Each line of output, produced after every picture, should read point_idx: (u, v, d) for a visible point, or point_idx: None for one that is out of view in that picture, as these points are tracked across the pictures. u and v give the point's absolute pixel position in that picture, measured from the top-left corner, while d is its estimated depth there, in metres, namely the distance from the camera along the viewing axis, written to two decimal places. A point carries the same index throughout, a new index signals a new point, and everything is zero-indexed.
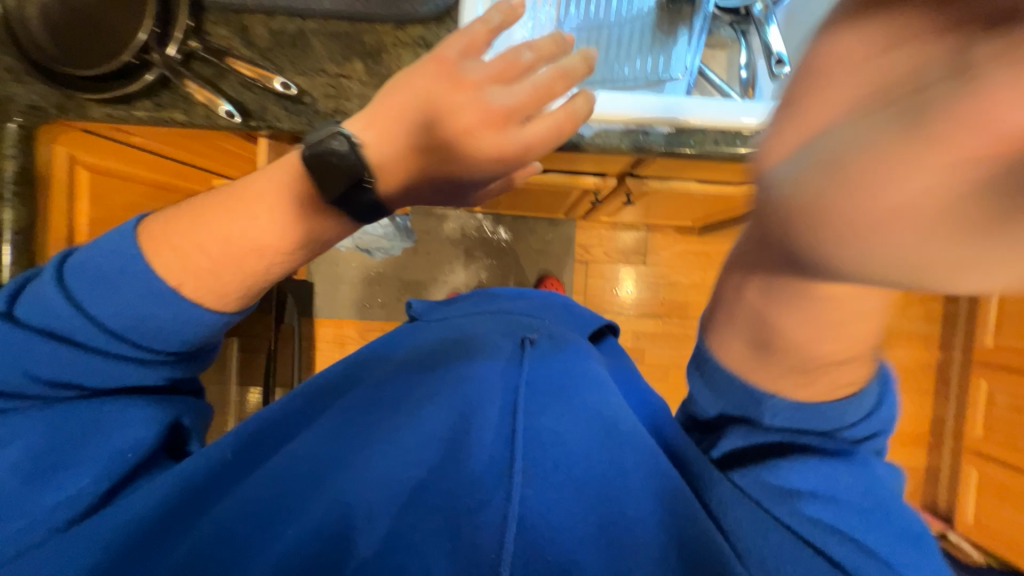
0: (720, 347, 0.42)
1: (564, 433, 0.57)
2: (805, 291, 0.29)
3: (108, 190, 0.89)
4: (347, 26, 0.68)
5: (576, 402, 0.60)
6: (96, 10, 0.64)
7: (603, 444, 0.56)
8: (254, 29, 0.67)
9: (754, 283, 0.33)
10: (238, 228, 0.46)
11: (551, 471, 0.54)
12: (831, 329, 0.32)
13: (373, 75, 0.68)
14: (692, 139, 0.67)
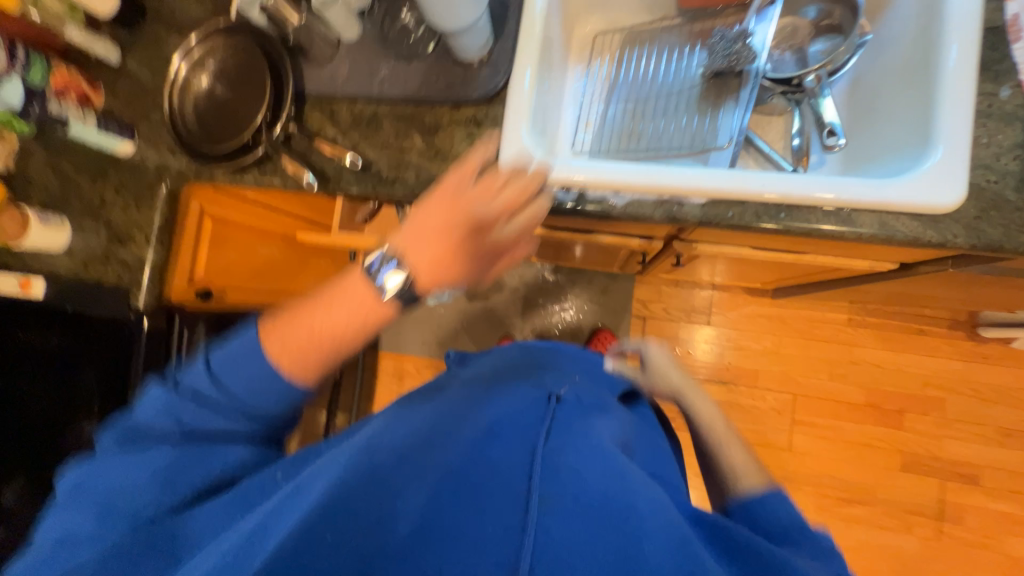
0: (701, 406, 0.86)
1: (586, 478, 0.53)
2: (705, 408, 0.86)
3: (224, 235, 1.07)
4: (412, 109, 0.79)
5: (596, 450, 0.57)
6: (233, 102, 0.81)
7: (629, 496, 0.52)
8: (341, 112, 0.82)
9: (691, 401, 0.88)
10: (339, 320, 0.57)
11: (566, 496, 0.51)
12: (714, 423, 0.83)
13: (430, 150, 0.78)
14: (729, 211, 0.66)
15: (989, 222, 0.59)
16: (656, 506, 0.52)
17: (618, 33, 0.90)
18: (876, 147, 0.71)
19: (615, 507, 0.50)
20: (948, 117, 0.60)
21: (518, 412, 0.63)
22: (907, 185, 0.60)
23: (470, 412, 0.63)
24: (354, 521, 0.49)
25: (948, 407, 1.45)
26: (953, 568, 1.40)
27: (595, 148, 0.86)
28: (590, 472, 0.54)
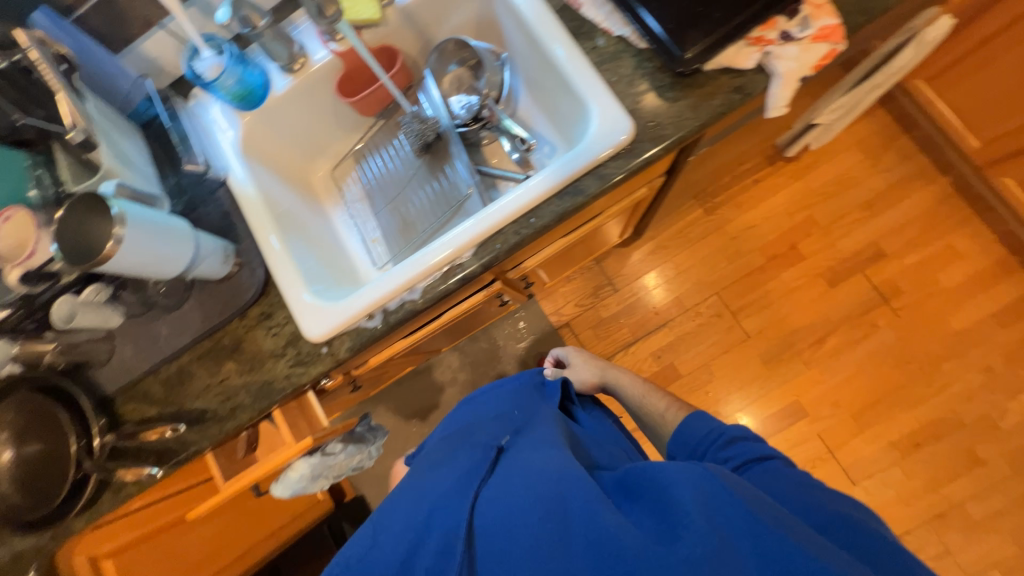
0: (624, 378, 0.94)
1: (498, 495, 0.55)
2: (627, 376, 0.94)
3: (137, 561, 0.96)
4: (208, 342, 0.80)
5: (508, 470, 0.58)
6: (45, 447, 0.75)
7: (536, 489, 0.54)
8: (151, 387, 0.81)
9: (616, 373, 0.95)
10: None
11: (488, 532, 0.52)
12: (640, 386, 0.92)
13: (244, 365, 0.78)
14: (496, 243, 0.73)
15: (659, 126, 0.69)
16: (565, 485, 0.53)
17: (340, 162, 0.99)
18: (568, 120, 0.82)
19: (531, 509, 0.52)
20: (582, 83, 0.72)
21: (434, 476, 0.63)
22: (591, 144, 0.70)
23: (399, 499, 0.62)
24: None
25: (821, 218, 1.61)
26: (926, 329, 1.52)
27: (392, 257, 0.93)
28: (501, 493, 0.55)
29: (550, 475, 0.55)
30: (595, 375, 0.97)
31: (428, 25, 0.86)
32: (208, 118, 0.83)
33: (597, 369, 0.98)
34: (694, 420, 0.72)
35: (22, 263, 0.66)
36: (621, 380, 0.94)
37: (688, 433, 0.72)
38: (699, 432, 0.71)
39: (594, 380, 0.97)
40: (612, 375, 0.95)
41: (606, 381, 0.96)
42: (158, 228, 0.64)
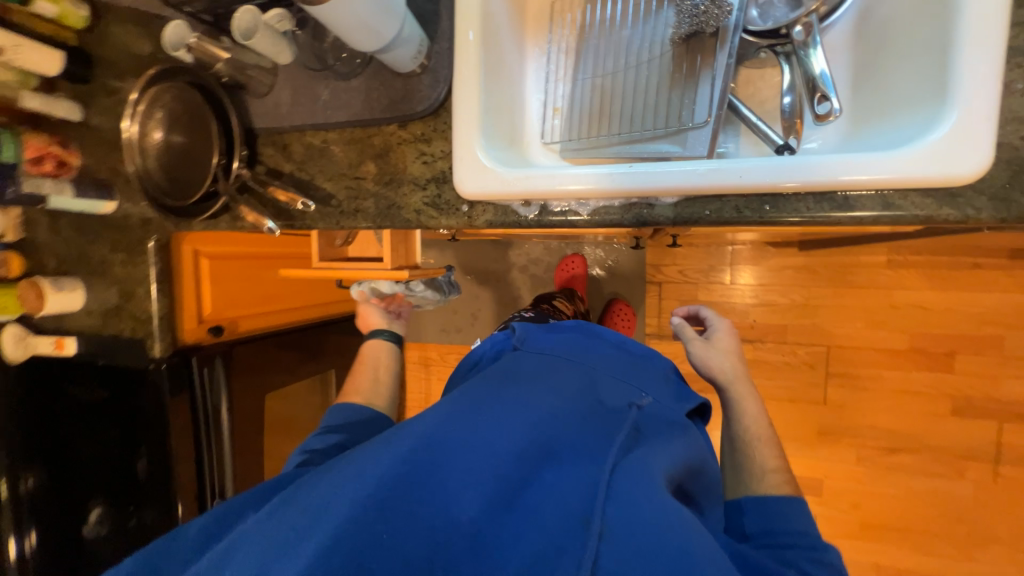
0: (749, 404, 0.83)
1: (644, 507, 0.53)
2: (751, 397, 0.84)
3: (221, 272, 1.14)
4: (360, 132, 0.74)
5: (657, 480, 0.57)
6: (190, 146, 0.78)
7: (689, 530, 0.52)
8: (292, 145, 0.79)
9: (744, 387, 0.85)
10: None
11: (636, 534, 0.51)
12: (759, 414, 0.83)
13: (384, 175, 0.74)
14: (707, 209, 0.60)
15: (1017, 190, 0.50)
16: (729, 565, 0.50)
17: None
18: (889, 98, 0.60)
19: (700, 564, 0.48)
20: (967, 63, 0.49)
21: (572, 431, 0.63)
22: (918, 154, 0.50)
23: (542, 421, 0.63)
24: (422, 498, 0.52)
25: (1007, 345, 1.32)
26: (1006, 507, 1.35)
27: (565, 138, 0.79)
28: (656, 506, 0.53)
29: (710, 541, 0.52)
30: (724, 370, 0.87)
31: None
32: None
33: (731, 366, 0.88)
34: (804, 514, 0.68)
35: None
36: (742, 398, 0.84)
37: (776, 515, 0.68)
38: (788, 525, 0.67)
39: (717, 372, 0.88)
40: (737, 385, 0.85)
41: (730, 386, 0.86)
42: None
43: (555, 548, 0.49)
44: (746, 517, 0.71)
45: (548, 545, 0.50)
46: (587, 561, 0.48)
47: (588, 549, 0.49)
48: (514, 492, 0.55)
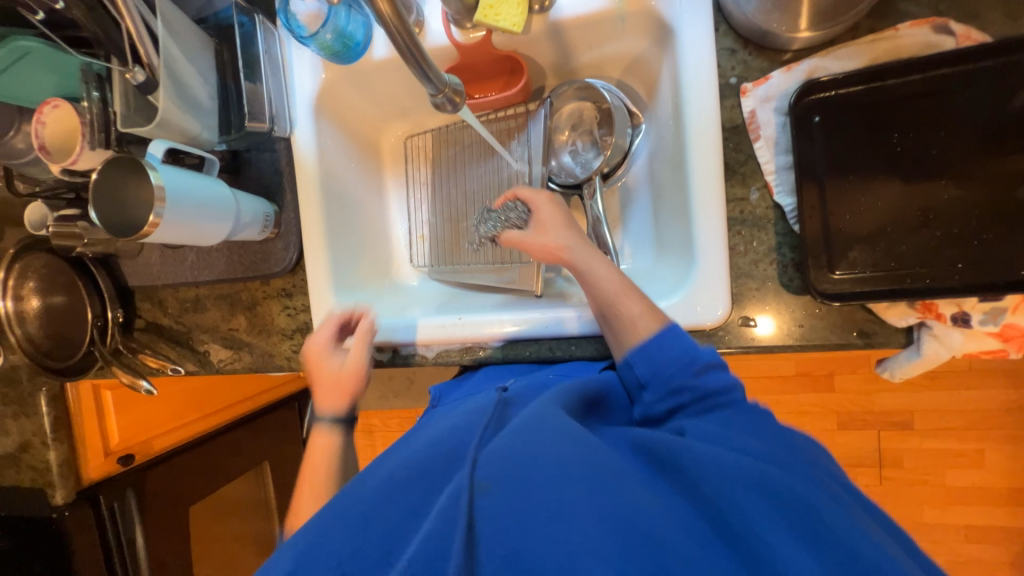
0: (635, 304, 0.57)
1: (511, 456, 0.43)
2: (628, 286, 0.59)
3: (132, 399, 1.13)
4: (229, 289, 0.80)
5: (523, 420, 0.47)
6: (72, 307, 0.82)
7: (550, 448, 0.43)
8: (167, 300, 0.83)
9: (630, 296, 0.58)
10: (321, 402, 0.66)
11: (499, 467, 0.43)
12: (636, 292, 0.59)
13: (255, 327, 0.79)
14: (525, 349, 0.69)
15: (755, 330, 0.60)
16: (589, 452, 0.43)
17: (417, 136, 0.85)
18: (668, 238, 0.69)
19: (546, 463, 0.42)
20: (702, 235, 0.59)
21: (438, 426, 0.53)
22: (680, 307, 0.60)
23: (408, 438, 0.54)
24: None
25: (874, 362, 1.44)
26: (895, 507, 1.47)
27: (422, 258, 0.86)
28: (516, 443, 0.44)
29: (575, 439, 0.44)
30: (598, 277, 0.59)
31: (576, 44, 0.68)
32: (291, 53, 0.71)
33: (601, 263, 0.60)
34: (666, 339, 0.55)
35: (64, 161, 0.62)
36: (626, 300, 0.58)
37: (656, 353, 0.55)
38: (670, 350, 0.54)
39: (589, 290, 0.60)
40: (623, 298, 0.58)
41: (613, 313, 0.59)
42: (198, 206, 0.60)
43: (433, 548, 0.39)
44: (636, 367, 0.56)
45: (433, 537, 0.39)
46: (456, 529, 0.40)
47: (456, 509, 0.40)
48: (403, 525, 0.43)
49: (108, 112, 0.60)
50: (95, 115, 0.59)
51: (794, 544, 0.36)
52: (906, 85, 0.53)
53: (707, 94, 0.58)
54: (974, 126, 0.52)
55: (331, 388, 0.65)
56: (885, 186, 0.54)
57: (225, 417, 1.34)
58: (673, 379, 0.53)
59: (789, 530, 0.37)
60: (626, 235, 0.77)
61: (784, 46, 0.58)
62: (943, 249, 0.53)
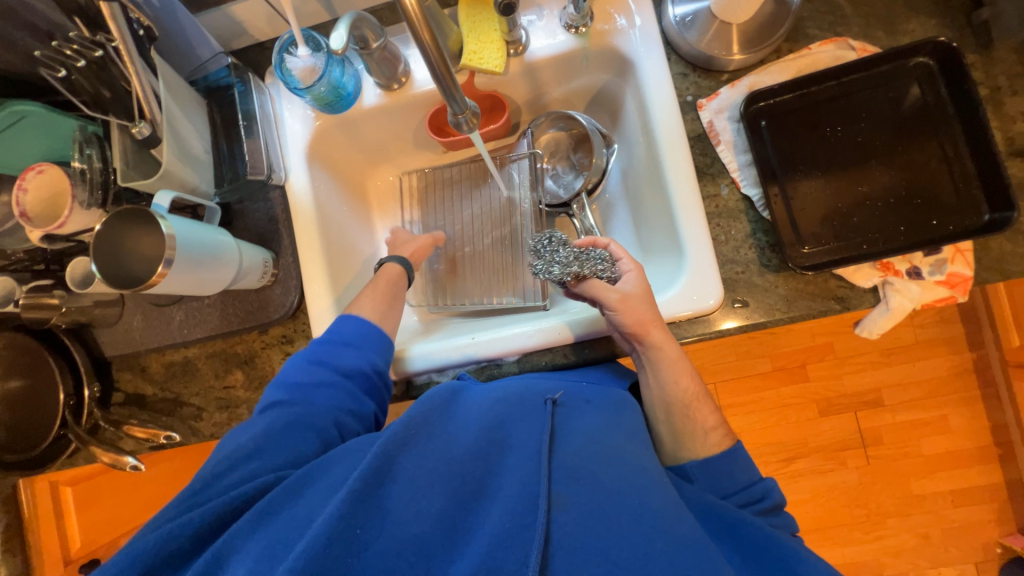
0: (712, 417, 0.59)
1: (598, 482, 0.45)
2: (705, 398, 0.60)
3: (95, 493, 1.00)
4: (222, 344, 0.77)
5: (602, 443, 0.49)
6: (32, 389, 0.73)
7: (635, 490, 0.45)
8: (151, 366, 0.78)
9: (706, 405, 0.60)
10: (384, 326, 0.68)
11: (581, 494, 0.44)
12: (707, 401, 0.60)
13: (254, 380, 0.76)
14: (540, 359, 0.71)
15: (746, 309, 0.66)
16: (673, 505, 0.45)
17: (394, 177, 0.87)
18: (655, 240, 0.75)
19: (634, 504, 0.43)
20: (686, 230, 0.66)
21: (502, 413, 0.52)
22: (677, 298, 0.65)
23: (463, 417, 0.52)
24: None
25: (838, 347, 1.56)
26: (886, 485, 1.54)
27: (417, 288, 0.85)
28: (601, 470, 0.46)
29: (658, 484, 0.47)
30: (678, 378, 0.60)
31: (547, 82, 0.77)
32: (280, 108, 0.74)
33: (684, 365, 0.60)
34: (740, 458, 0.57)
35: (47, 226, 0.59)
36: (706, 410, 0.60)
37: (723, 474, 0.56)
38: (735, 476, 0.56)
39: (664, 387, 0.60)
40: (699, 405, 0.60)
41: (689, 413, 0.59)
42: (204, 253, 0.59)
43: (508, 549, 0.40)
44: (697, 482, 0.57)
45: (510, 535, 0.41)
46: (534, 535, 0.41)
47: (534, 516, 0.42)
48: (467, 498, 0.45)
49: (108, 171, 0.60)
50: (94, 175, 0.59)
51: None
52: (826, 90, 0.65)
53: (670, 111, 0.67)
54: (886, 116, 0.63)
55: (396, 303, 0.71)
56: (829, 171, 0.64)
57: None
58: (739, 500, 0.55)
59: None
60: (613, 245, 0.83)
61: (724, 68, 0.69)
62: (886, 217, 0.62)
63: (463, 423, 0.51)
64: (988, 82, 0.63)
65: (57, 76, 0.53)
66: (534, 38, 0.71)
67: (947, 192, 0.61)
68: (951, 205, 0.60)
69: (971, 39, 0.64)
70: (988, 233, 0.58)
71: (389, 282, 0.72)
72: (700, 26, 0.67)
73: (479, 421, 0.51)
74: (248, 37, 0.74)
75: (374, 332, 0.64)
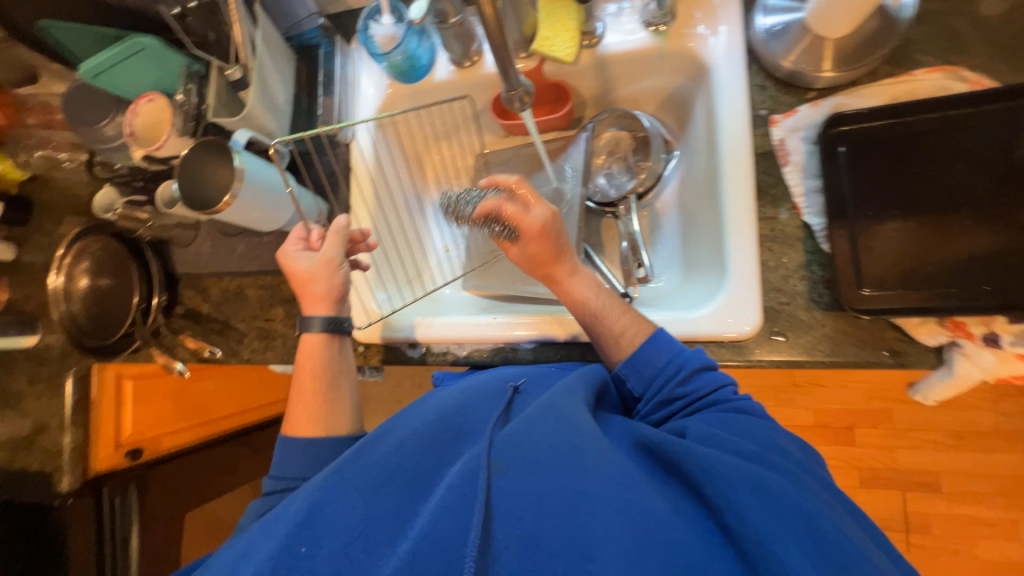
0: (629, 321, 0.60)
1: (532, 443, 0.45)
2: (622, 305, 0.61)
3: (149, 393, 1.11)
4: (272, 280, 0.84)
5: (540, 409, 0.48)
6: (113, 288, 0.84)
7: (569, 447, 0.44)
8: (210, 288, 0.87)
9: (623, 311, 0.61)
10: (312, 410, 0.63)
11: (518, 455, 0.44)
12: (622, 305, 0.61)
13: (292, 317, 0.82)
14: (557, 353, 0.70)
15: (786, 343, 0.61)
16: (612, 456, 0.43)
17: (432, 126, 0.85)
18: (700, 255, 0.72)
19: (569, 459, 0.43)
20: (734, 250, 0.62)
21: (451, 404, 0.52)
22: (709, 317, 0.62)
23: (414, 414, 0.53)
24: None
25: (898, 417, 1.39)
26: None
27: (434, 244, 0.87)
28: (534, 430, 0.45)
29: (583, 432, 0.45)
30: (590, 292, 0.62)
31: (617, 78, 0.76)
32: (359, 71, 0.78)
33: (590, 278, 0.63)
34: (651, 346, 0.57)
35: (147, 147, 0.67)
36: (621, 316, 0.60)
37: (645, 362, 0.57)
38: (657, 362, 0.56)
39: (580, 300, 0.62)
40: (620, 310, 0.61)
41: (612, 324, 0.60)
42: (269, 190, 0.65)
43: (450, 518, 0.41)
44: (629, 381, 0.58)
45: (450, 510, 0.41)
46: (475, 502, 0.42)
47: (474, 486, 0.42)
48: (415, 491, 0.45)
49: (201, 105, 0.68)
50: (189, 107, 0.67)
51: (782, 535, 0.36)
52: (924, 121, 0.58)
53: (739, 121, 0.64)
54: (994, 157, 0.56)
55: (313, 386, 0.64)
56: (910, 211, 0.58)
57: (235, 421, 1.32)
58: (663, 389, 0.55)
59: (779, 525, 0.36)
60: (654, 253, 0.80)
61: (810, 85, 0.64)
62: (968, 270, 0.55)
63: (414, 417, 0.53)
64: None
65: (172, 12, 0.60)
66: (610, 32, 0.71)
67: None
68: None
69: None
70: None
71: (319, 364, 0.65)
72: (790, 37, 0.62)
73: (433, 414, 0.52)
74: (341, 3, 0.79)
75: (300, 418, 0.63)
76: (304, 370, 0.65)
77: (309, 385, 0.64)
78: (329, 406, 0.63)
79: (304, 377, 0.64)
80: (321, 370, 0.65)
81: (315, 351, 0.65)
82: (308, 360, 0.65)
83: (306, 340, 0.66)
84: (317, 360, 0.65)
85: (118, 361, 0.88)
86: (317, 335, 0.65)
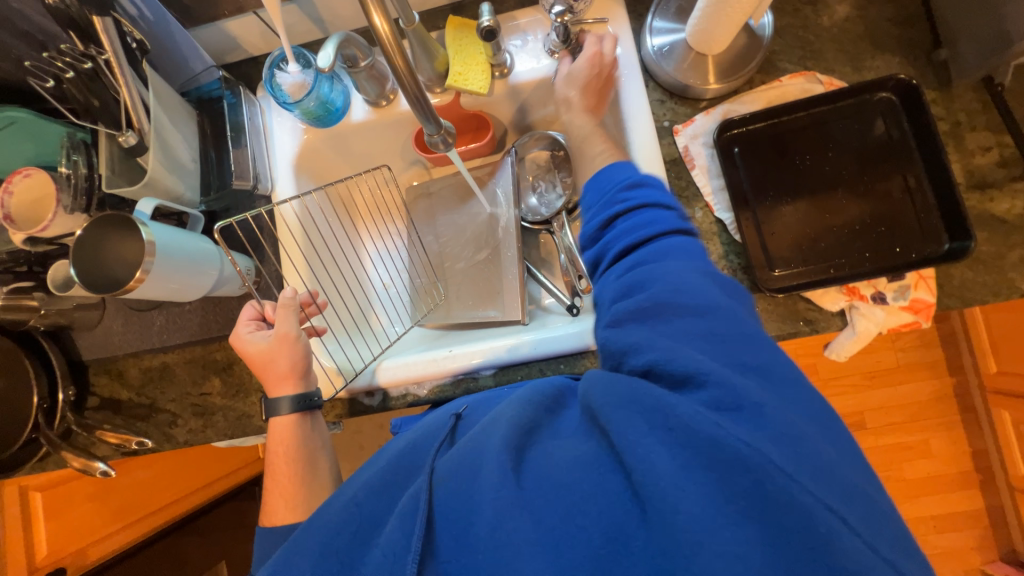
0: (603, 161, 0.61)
1: (469, 451, 0.44)
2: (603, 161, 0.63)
3: (68, 501, 0.98)
4: (201, 351, 0.77)
5: (487, 423, 0.46)
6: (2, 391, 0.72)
7: (500, 445, 0.42)
8: (128, 371, 0.78)
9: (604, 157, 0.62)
10: (290, 493, 0.58)
11: (456, 468, 0.43)
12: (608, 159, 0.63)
13: (231, 387, 0.76)
14: (517, 374, 0.70)
15: None
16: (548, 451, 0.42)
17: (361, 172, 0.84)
18: None
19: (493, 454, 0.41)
20: None
21: (409, 440, 0.51)
22: None
23: (376, 458, 0.52)
24: None
25: (822, 369, 1.56)
26: None
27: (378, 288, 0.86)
28: (475, 441, 0.44)
29: (511, 423, 0.44)
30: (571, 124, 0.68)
31: (532, 104, 0.80)
32: (271, 120, 0.76)
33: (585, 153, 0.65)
34: (601, 181, 0.52)
35: (30, 230, 0.60)
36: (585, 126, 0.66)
37: (604, 183, 0.52)
38: (605, 188, 0.51)
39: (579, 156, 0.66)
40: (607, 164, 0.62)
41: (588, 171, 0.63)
42: (189, 259, 0.60)
43: (398, 541, 0.41)
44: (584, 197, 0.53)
45: (398, 538, 0.41)
46: (417, 520, 0.41)
47: (416, 506, 0.42)
48: (371, 530, 0.44)
49: (93, 176, 0.61)
50: (79, 181, 0.60)
51: (687, 492, 0.34)
52: (796, 120, 0.68)
53: (646, 133, 0.70)
54: (854, 143, 0.66)
55: (288, 471, 0.59)
56: (799, 196, 0.66)
57: (176, 509, 1.18)
58: (608, 203, 0.50)
59: (683, 480, 0.34)
60: None
61: (700, 96, 0.72)
62: (851, 241, 0.64)
63: (375, 460, 0.52)
64: (948, 117, 0.67)
65: (48, 84, 0.55)
66: (518, 61, 0.74)
67: (910, 220, 0.63)
68: (914, 233, 0.63)
69: (931, 76, 0.68)
70: (950, 261, 0.60)
71: (292, 445, 0.60)
72: (677, 56, 0.70)
73: (390, 455, 0.50)
74: (240, 52, 0.76)
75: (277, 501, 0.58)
76: (277, 454, 0.60)
77: (285, 470, 0.59)
78: (308, 487, 0.59)
79: (277, 461, 0.59)
80: (296, 451, 0.60)
81: (288, 433, 0.61)
82: (278, 442, 0.60)
83: (275, 423, 0.61)
84: (288, 441, 0.60)
85: (20, 474, 0.76)
86: (287, 417, 0.61)
